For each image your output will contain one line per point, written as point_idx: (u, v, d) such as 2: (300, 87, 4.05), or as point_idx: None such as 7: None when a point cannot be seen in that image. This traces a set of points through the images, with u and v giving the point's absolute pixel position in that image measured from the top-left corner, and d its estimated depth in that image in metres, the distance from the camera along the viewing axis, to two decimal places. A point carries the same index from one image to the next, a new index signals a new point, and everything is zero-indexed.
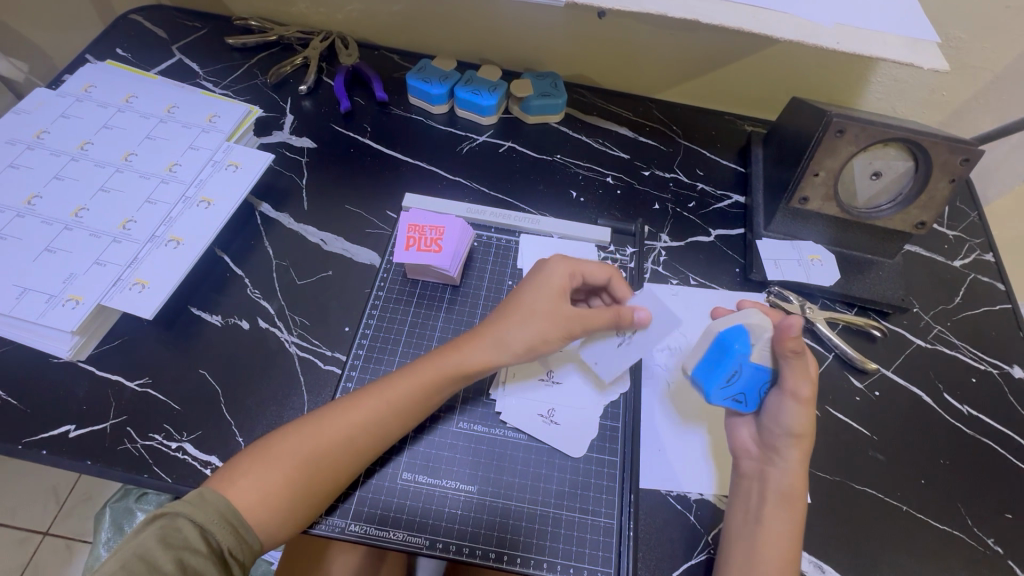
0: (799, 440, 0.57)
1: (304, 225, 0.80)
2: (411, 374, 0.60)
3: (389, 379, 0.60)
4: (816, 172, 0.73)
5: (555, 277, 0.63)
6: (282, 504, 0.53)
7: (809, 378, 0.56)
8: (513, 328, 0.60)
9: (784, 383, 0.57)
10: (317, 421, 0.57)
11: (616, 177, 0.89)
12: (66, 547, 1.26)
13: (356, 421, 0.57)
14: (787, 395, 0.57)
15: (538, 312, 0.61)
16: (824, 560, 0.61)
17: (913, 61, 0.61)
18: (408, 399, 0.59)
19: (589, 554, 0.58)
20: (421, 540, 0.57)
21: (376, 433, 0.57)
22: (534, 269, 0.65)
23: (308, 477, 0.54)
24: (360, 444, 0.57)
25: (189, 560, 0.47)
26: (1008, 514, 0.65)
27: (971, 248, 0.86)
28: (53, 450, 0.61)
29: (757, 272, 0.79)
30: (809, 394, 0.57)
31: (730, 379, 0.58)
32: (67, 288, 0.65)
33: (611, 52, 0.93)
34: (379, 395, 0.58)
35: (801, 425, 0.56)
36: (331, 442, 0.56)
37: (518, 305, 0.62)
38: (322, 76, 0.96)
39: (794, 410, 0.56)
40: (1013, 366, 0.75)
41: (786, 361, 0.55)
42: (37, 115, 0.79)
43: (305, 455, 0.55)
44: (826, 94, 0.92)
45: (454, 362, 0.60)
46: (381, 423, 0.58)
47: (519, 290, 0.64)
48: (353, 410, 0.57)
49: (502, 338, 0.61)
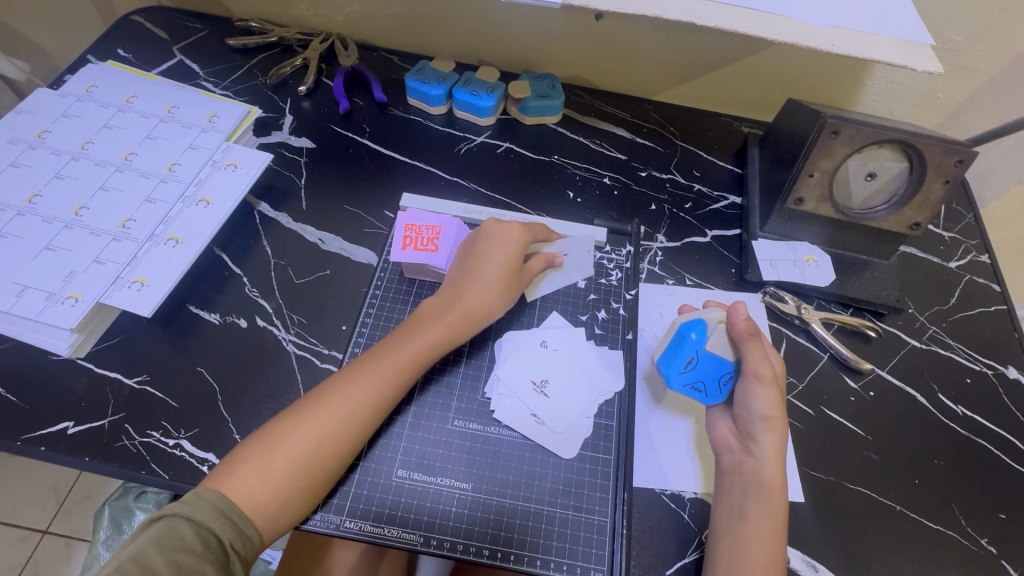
0: (771, 424, 0.58)
1: (302, 224, 0.80)
2: (400, 342, 0.63)
3: (380, 353, 0.62)
4: (811, 173, 0.73)
5: (512, 242, 0.69)
6: (284, 492, 0.54)
7: (769, 361, 0.59)
8: (481, 293, 0.66)
9: (746, 366, 0.59)
10: (314, 404, 0.58)
11: (613, 177, 0.89)
12: (65, 545, 1.26)
13: (355, 397, 0.59)
14: (750, 378, 0.59)
15: (499, 276, 0.67)
16: (817, 559, 0.61)
17: (907, 63, 0.61)
18: (402, 369, 0.61)
19: (583, 552, 0.58)
20: (416, 537, 0.57)
21: (375, 406, 0.59)
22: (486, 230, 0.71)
23: (314, 461, 0.55)
24: (360, 417, 0.58)
25: (185, 561, 0.47)
26: (1002, 514, 0.65)
27: (966, 250, 0.86)
28: (52, 447, 0.61)
29: (752, 273, 0.79)
30: (771, 376, 0.59)
31: (686, 365, 0.62)
32: (67, 285, 0.66)
33: (609, 54, 0.94)
34: (376, 373, 0.60)
35: (768, 407, 0.58)
36: (332, 420, 0.57)
37: (486, 271, 0.67)
38: (322, 77, 0.97)
39: (760, 391, 0.58)
40: (1007, 367, 0.75)
41: (743, 344, 0.59)
42: (39, 115, 0.80)
43: (310, 441, 0.56)
44: (822, 96, 0.93)
45: (441, 329, 0.64)
46: (380, 395, 0.60)
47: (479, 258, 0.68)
48: (349, 387, 0.59)
49: (475, 302, 0.66)
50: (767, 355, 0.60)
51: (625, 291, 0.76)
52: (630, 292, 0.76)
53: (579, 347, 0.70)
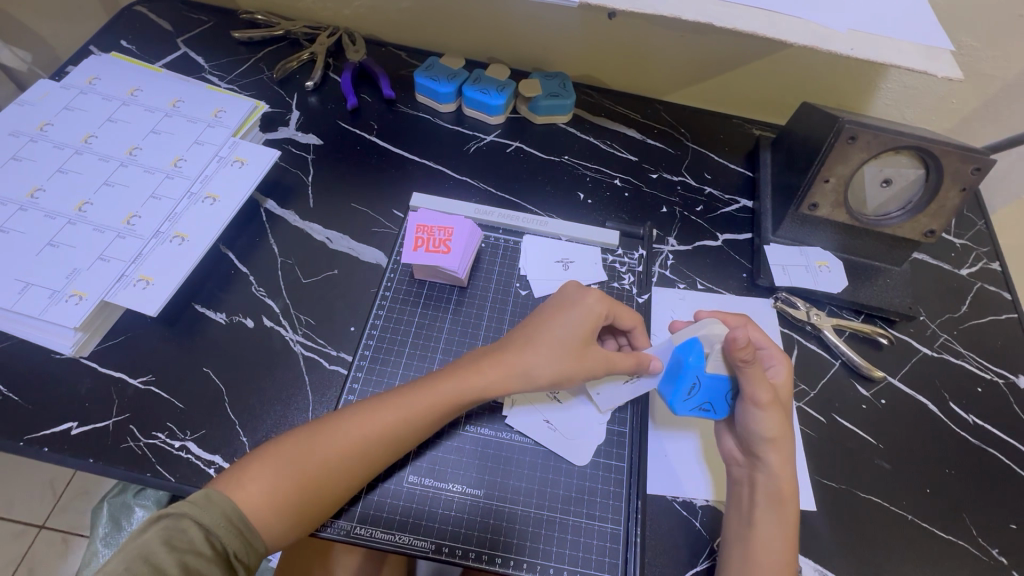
0: (777, 443, 0.57)
1: (309, 223, 0.79)
2: (430, 385, 0.60)
3: (407, 394, 0.59)
4: (827, 178, 0.73)
5: (589, 311, 0.62)
6: (289, 509, 0.53)
7: (767, 384, 0.56)
8: (542, 361, 0.60)
9: (744, 390, 0.58)
10: (328, 428, 0.56)
11: (624, 179, 0.88)
12: (63, 541, 1.25)
13: (368, 434, 0.56)
14: (749, 402, 0.57)
15: (565, 346, 0.60)
16: (828, 568, 0.61)
17: (927, 69, 0.61)
18: (424, 413, 0.58)
19: (596, 560, 0.57)
20: (428, 544, 0.57)
21: (386, 445, 0.57)
22: (565, 294, 0.65)
23: (317, 484, 0.54)
24: (369, 453, 0.56)
25: (193, 563, 0.47)
26: (1012, 524, 0.65)
27: (977, 257, 0.86)
28: (55, 447, 0.60)
29: (764, 278, 0.78)
30: (770, 399, 0.57)
31: (689, 392, 0.59)
32: (70, 283, 0.64)
33: (622, 53, 0.93)
34: (399, 420, 0.57)
35: (771, 430, 0.57)
36: (342, 460, 0.55)
37: (545, 341, 0.61)
38: (329, 72, 0.95)
39: (761, 416, 0.57)
40: (1018, 376, 0.75)
41: (739, 369, 0.56)
42: (42, 107, 0.78)
43: (315, 469, 0.54)
44: (836, 99, 0.92)
45: (477, 379, 0.60)
46: (396, 435, 0.57)
47: (545, 318, 0.63)
48: (368, 428, 0.56)
49: (528, 367, 0.60)
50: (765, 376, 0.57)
51: (637, 295, 0.75)
52: (643, 296, 0.75)
53: None
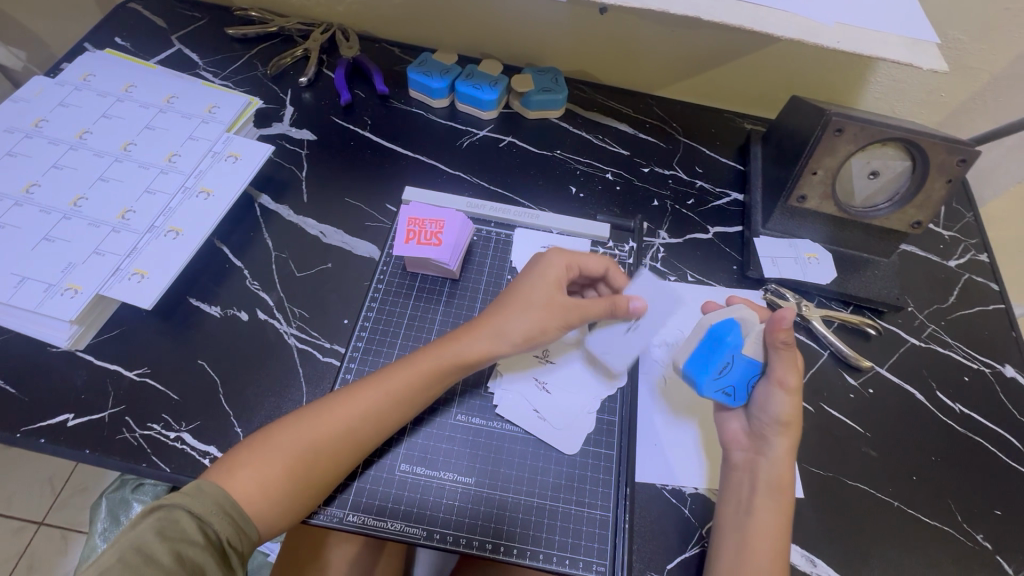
0: (787, 428, 0.59)
1: (303, 217, 0.80)
2: (410, 364, 0.61)
3: (389, 367, 0.61)
4: (814, 171, 0.73)
5: (552, 266, 0.63)
6: (282, 495, 0.54)
7: (797, 369, 0.58)
8: (512, 320, 0.61)
9: (773, 372, 0.59)
10: (315, 409, 0.57)
11: (616, 173, 0.89)
12: (62, 537, 1.26)
13: (356, 414, 0.57)
14: (775, 384, 0.58)
15: (535, 303, 0.62)
16: (816, 554, 0.62)
17: (912, 61, 0.61)
18: (404, 384, 0.59)
19: (585, 547, 0.58)
20: (419, 531, 0.58)
21: (372, 420, 0.58)
22: (530, 261, 0.67)
23: (312, 468, 0.55)
24: (354, 433, 0.57)
25: (186, 552, 0.47)
26: (997, 510, 0.66)
27: (966, 249, 0.86)
28: (52, 438, 0.61)
29: (754, 269, 0.79)
30: (795, 384, 0.59)
31: (719, 371, 0.60)
32: (66, 277, 0.65)
33: (613, 48, 0.93)
34: (381, 388, 0.59)
35: (789, 414, 0.58)
36: (328, 437, 0.56)
37: (515, 300, 0.63)
38: (323, 68, 0.96)
39: (782, 398, 0.58)
40: (1005, 365, 0.75)
41: (775, 351, 0.58)
42: (36, 104, 0.78)
43: (303, 450, 0.55)
44: (826, 93, 0.93)
45: (450, 350, 0.61)
46: (377, 410, 0.58)
47: (513, 286, 0.65)
48: (352, 402, 0.58)
49: (499, 327, 0.62)
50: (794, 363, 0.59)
51: None
52: None
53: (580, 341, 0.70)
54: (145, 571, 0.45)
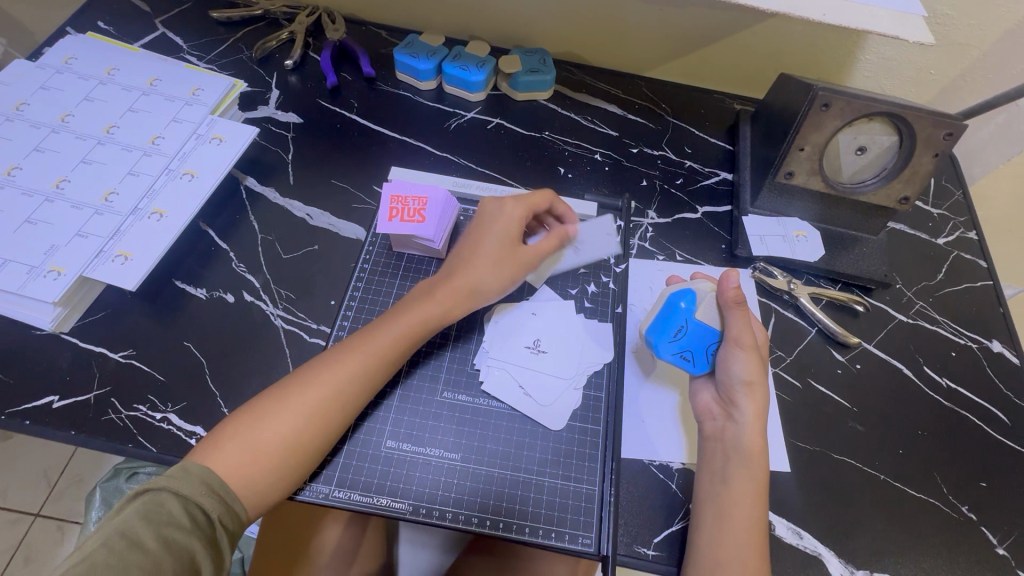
0: (752, 389, 0.58)
1: (289, 200, 0.79)
2: (387, 321, 0.62)
3: (375, 329, 0.61)
4: (802, 147, 0.73)
5: (511, 217, 0.66)
6: (276, 470, 0.54)
7: (751, 328, 0.60)
8: (482, 273, 0.64)
9: (728, 333, 0.60)
10: (305, 376, 0.57)
11: (604, 154, 0.89)
12: (58, 528, 1.26)
13: (343, 372, 0.58)
14: (732, 344, 0.60)
15: (500, 253, 0.65)
16: (802, 527, 0.62)
17: (898, 34, 0.61)
18: (393, 347, 0.60)
19: (571, 520, 0.58)
20: (405, 506, 0.58)
21: (364, 383, 0.59)
22: (485, 211, 0.69)
23: (303, 437, 0.55)
24: (345, 398, 0.57)
25: (174, 536, 0.47)
26: (983, 483, 0.66)
27: (954, 226, 0.86)
28: (37, 420, 0.61)
29: (742, 248, 0.79)
30: (751, 344, 0.60)
31: (675, 334, 0.62)
32: (49, 259, 0.65)
33: (602, 28, 0.93)
34: (369, 352, 0.59)
35: (749, 372, 0.59)
36: (319, 405, 0.56)
37: (479, 254, 0.65)
38: (309, 51, 0.95)
39: (740, 357, 0.59)
40: (991, 341, 0.76)
41: (730, 311, 0.60)
42: (16, 87, 0.77)
43: (296, 422, 0.55)
44: (815, 72, 0.92)
45: (433, 310, 0.63)
46: (366, 375, 0.59)
47: (472, 237, 0.67)
48: (339, 367, 0.58)
49: (473, 284, 0.64)
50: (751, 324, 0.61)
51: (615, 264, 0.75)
52: (620, 266, 0.75)
53: (568, 318, 0.70)
54: (130, 557, 0.45)
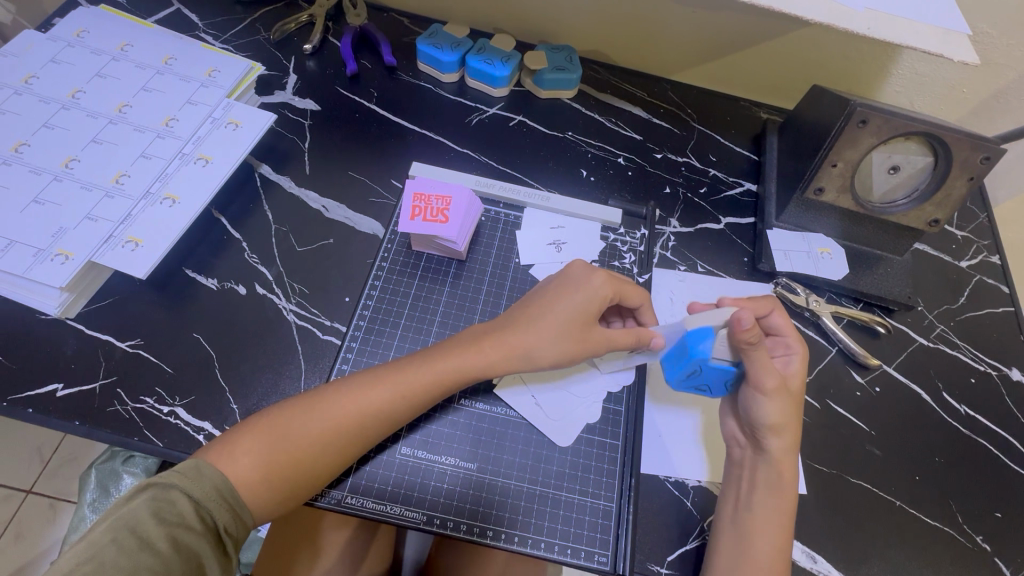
0: (779, 430, 0.56)
1: (304, 190, 0.77)
2: (424, 361, 0.58)
3: (410, 364, 0.58)
4: (835, 162, 0.71)
5: (597, 292, 0.60)
6: (282, 488, 0.52)
7: (774, 370, 0.55)
8: (542, 341, 0.59)
9: (750, 376, 0.56)
10: (329, 400, 0.55)
11: (628, 158, 0.87)
12: (50, 506, 1.25)
13: (369, 404, 0.55)
14: (754, 389, 0.56)
15: (568, 328, 0.59)
16: (816, 551, 0.61)
17: (944, 52, 0.59)
18: (425, 390, 0.57)
19: (587, 536, 0.57)
20: (418, 516, 0.56)
21: (387, 420, 0.56)
22: (571, 273, 0.63)
23: (312, 461, 0.53)
24: (366, 432, 0.55)
25: (183, 538, 0.46)
26: (998, 513, 0.65)
27: (978, 250, 0.85)
28: (40, 408, 0.59)
29: (765, 262, 0.78)
30: (776, 387, 0.56)
31: (691, 372, 0.60)
32: (56, 242, 0.62)
33: (631, 28, 0.90)
34: (398, 386, 0.56)
35: (775, 418, 0.55)
36: (337, 433, 0.54)
37: (546, 317, 0.60)
38: (328, 36, 0.92)
39: (765, 403, 0.56)
40: (1012, 369, 0.75)
41: (747, 355, 0.55)
42: (26, 59, 0.75)
43: (309, 446, 0.53)
44: (846, 83, 0.90)
45: (474, 356, 0.59)
46: (391, 413, 0.56)
47: (548, 297, 0.61)
48: (365, 397, 0.55)
49: (526, 344, 0.59)
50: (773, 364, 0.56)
51: (637, 274, 0.75)
52: (642, 276, 0.75)
53: None
54: (140, 558, 0.44)
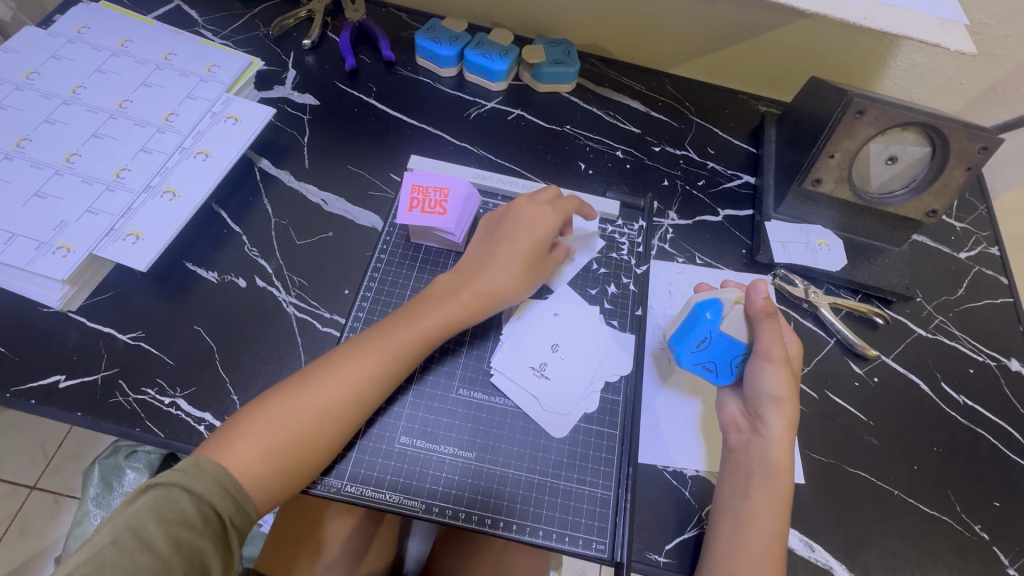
0: (779, 404, 0.57)
1: (304, 183, 0.78)
2: (404, 314, 0.61)
3: (393, 326, 0.60)
4: (831, 154, 0.71)
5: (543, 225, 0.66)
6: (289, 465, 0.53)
7: (781, 341, 0.57)
8: (504, 277, 0.63)
9: (758, 346, 0.58)
10: (324, 371, 0.56)
11: (626, 151, 0.87)
12: (54, 501, 1.25)
13: (362, 368, 0.57)
14: (760, 357, 0.58)
15: (523, 261, 0.64)
16: (814, 539, 0.62)
17: (939, 41, 0.59)
18: (412, 347, 0.59)
19: (585, 524, 0.58)
20: (417, 504, 0.57)
21: (381, 382, 0.58)
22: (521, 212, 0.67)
23: (315, 434, 0.54)
24: (362, 397, 0.56)
25: (184, 537, 0.46)
26: (996, 502, 0.65)
27: (976, 241, 0.85)
28: (43, 399, 0.59)
29: (763, 253, 0.78)
30: (782, 357, 0.57)
31: (699, 344, 0.61)
32: (58, 235, 0.63)
33: (628, 21, 0.91)
34: (387, 349, 0.58)
35: (779, 389, 0.57)
36: (334, 400, 0.55)
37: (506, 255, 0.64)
38: (327, 31, 0.92)
39: (770, 372, 0.57)
40: (1010, 359, 0.75)
41: (759, 324, 0.58)
42: (27, 54, 0.75)
43: (310, 420, 0.54)
44: (844, 76, 0.90)
45: (453, 309, 0.61)
46: (384, 374, 0.58)
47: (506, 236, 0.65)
48: (356, 363, 0.57)
49: (494, 288, 0.63)
50: (781, 337, 0.58)
51: (634, 265, 0.74)
52: (640, 267, 0.74)
53: (590, 325, 0.68)
54: (140, 559, 0.44)
